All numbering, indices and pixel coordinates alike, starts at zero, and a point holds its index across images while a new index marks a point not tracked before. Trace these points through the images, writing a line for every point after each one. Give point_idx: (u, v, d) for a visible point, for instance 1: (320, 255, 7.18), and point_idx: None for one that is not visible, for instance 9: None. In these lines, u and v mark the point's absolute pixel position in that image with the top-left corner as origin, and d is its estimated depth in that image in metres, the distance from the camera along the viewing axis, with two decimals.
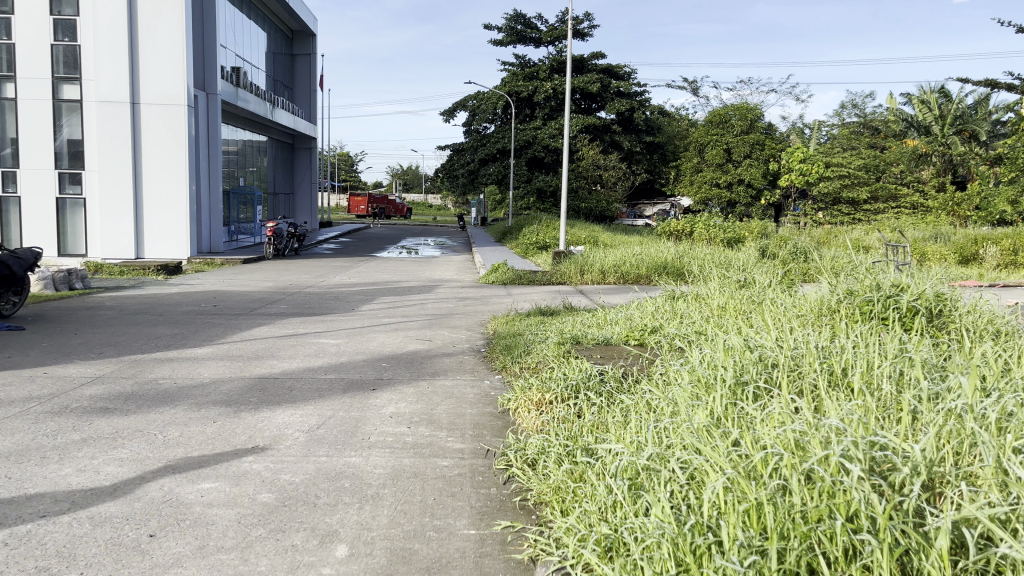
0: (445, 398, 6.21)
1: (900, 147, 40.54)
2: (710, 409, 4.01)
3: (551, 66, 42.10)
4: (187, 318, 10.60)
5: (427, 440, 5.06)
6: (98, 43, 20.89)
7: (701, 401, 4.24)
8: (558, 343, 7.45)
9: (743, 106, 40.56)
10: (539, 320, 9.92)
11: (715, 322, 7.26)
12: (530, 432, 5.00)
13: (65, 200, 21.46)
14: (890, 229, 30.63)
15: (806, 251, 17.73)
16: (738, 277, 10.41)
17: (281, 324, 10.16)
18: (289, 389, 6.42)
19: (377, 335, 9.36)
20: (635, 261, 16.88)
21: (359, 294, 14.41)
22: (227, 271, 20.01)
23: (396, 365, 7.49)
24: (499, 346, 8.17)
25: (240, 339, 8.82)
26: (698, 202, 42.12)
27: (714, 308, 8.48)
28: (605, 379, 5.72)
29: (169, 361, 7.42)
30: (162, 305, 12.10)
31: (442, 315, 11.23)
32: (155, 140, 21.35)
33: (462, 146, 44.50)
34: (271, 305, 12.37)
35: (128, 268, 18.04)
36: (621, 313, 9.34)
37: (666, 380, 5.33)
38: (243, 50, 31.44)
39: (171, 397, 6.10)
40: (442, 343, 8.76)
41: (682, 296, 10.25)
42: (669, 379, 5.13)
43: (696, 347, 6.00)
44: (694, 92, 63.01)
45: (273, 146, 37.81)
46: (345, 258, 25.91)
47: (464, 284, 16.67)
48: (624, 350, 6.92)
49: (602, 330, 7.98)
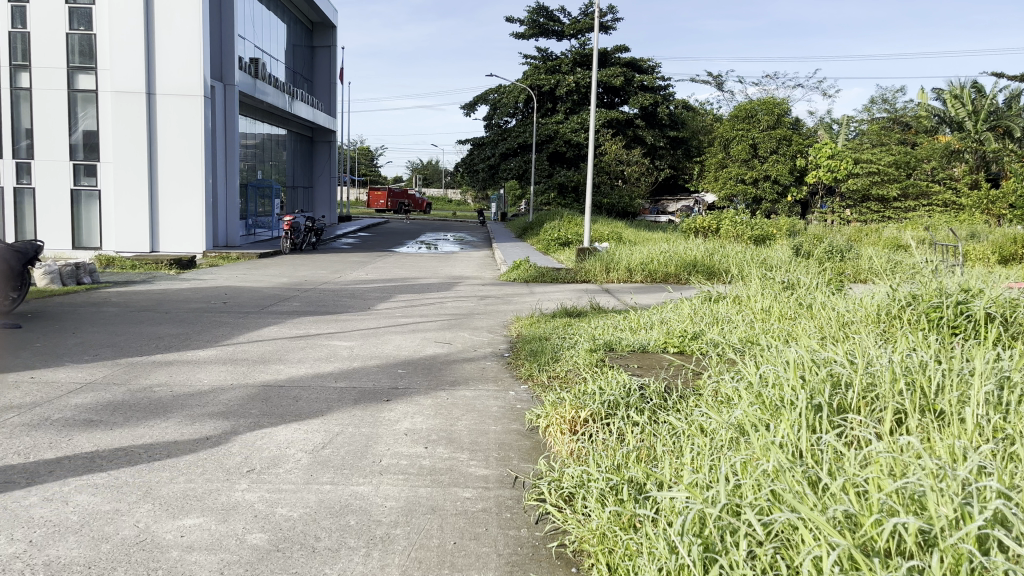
0: (466, 412, 5.58)
1: (931, 143, 39.34)
2: (787, 443, 3.38)
3: (574, 59, 41.32)
4: (195, 316, 10.10)
5: (445, 464, 4.44)
6: (114, 33, 20.45)
7: (769, 431, 3.59)
8: (590, 348, 6.82)
9: (770, 100, 39.49)
10: (566, 321, 9.29)
11: (766, 332, 6.57)
12: (563, 458, 4.37)
13: (80, 191, 21.09)
14: (924, 228, 29.62)
15: (842, 250, 16.93)
16: (782, 277, 9.71)
17: (292, 324, 9.58)
18: (294, 399, 5.84)
19: (394, 337, 8.76)
20: (663, 259, 16.18)
21: (375, 291, 13.82)
22: (242, 265, 19.56)
23: (412, 372, 6.88)
24: (525, 351, 7.55)
25: (246, 340, 8.26)
26: (722, 198, 41.05)
27: (759, 313, 7.84)
28: (646, 395, 5.08)
29: (167, 365, 6.88)
30: (170, 301, 11.61)
31: (463, 315, 10.64)
32: (171, 132, 20.90)
33: (483, 140, 43.90)
34: (283, 303, 11.82)
35: (141, 262, 17.61)
36: (655, 315, 8.68)
37: (718, 399, 4.70)
38: (263, 41, 31.01)
39: (162, 407, 5.54)
40: (463, 347, 8.14)
41: (721, 298, 9.57)
42: (723, 399, 4.52)
43: (748, 359, 5.37)
44: (718, 87, 61.96)
45: (292, 139, 37.43)
46: (363, 252, 25.43)
47: (484, 282, 16.09)
48: (663, 359, 6.30)
49: (638, 336, 7.34)
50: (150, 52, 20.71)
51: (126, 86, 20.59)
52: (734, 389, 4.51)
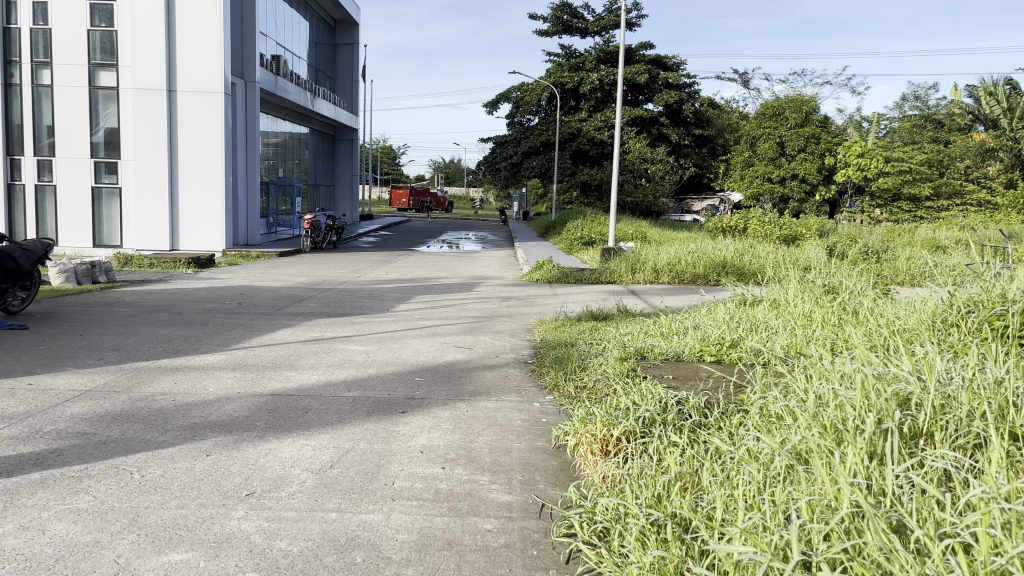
0: (487, 427, 5.15)
1: (965, 141, 38.26)
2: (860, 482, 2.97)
3: (598, 56, 40.77)
4: (208, 317, 9.76)
5: (464, 488, 4.03)
6: (135, 30, 20.27)
7: (836, 464, 3.18)
8: (621, 357, 6.37)
9: (798, 98, 38.65)
10: (593, 326, 8.85)
11: (812, 343, 6.13)
12: (594, 484, 3.95)
13: (102, 189, 20.95)
14: (959, 228, 28.77)
15: (878, 251, 16.30)
16: (821, 280, 9.23)
17: (307, 327, 9.21)
18: (304, 410, 5.45)
19: (412, 341, 8.36)
20: (691, 260, 15.66)
21: (394, 292, 13.44)
22: (261, 264, 19.29)
23: (431, 381, 6.47)
24: (550, 358, 7.11)
25: (257, 344, 7.89)
26: (749, 197, 40.26)
27: (799, 319, 7.40)
28: (685, 412, 4.67)
29: (173, 372, 6.52)
30: (184, 301, 11.29)
31: (485, 318, 10.21)
32: (192, 130, 20.72)
33: (505, 138, 43.49)
34: (299, 304, 11.46)
35: (159, 261, 17.37)
36: (687, 320, 8.22)
37: (767, 419, 4.28)
38: (285, 38, 30.80)
39: (163, 419, 5.16)
40: (484, 353, 7.72)
41: (756, 302, 9.11)
42: (776, 422, 4.10)
43: (796, 372, 4.95)
44: (744, 84, 61.09)
45: (314, 137, 37.24)
46: (383, 252, 25.10)
47: (506, 283, 15.65)
48: (701, 369, 5.88)
49: (672, 343, 6.88)
50: (172, 49, 20.52)
51: (147, 83, 20.41)
52: (786, 409, 4.11)
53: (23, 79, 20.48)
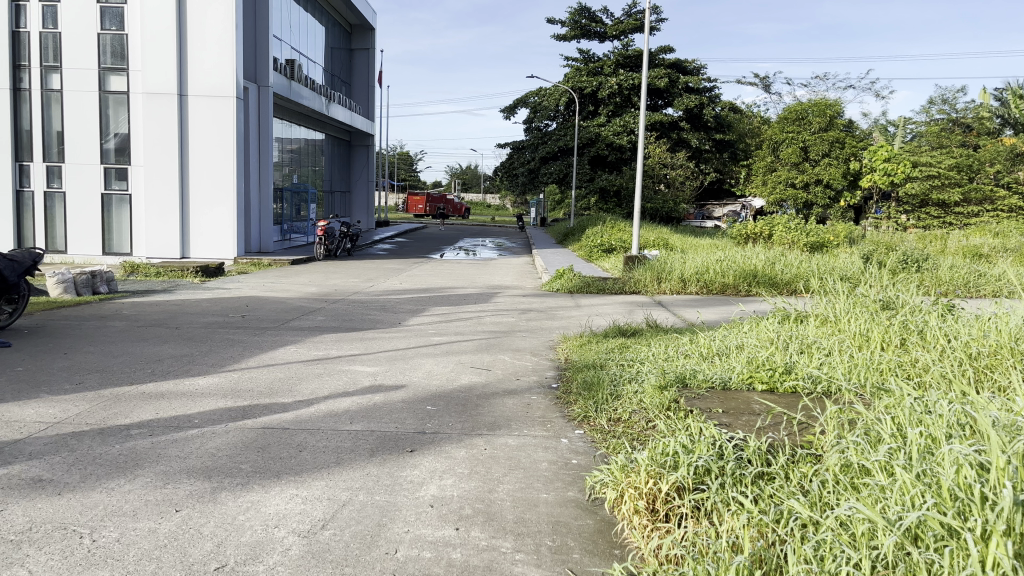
0: (508, 471, 4.42)
1: (996, 145, 36.94)
2: None
3: (617, 61, 39.93)
4: (207, 332, 9.09)
5: (482, 559, 3.30)
6: (146, 33, 19.80)
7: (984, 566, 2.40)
8: (662, 383, 5.62)
9: (822, 101, 37.35)
10: (620, 343, 8.10)
11: (884, 379, 5.38)
12: (645, 565, 3.23)
13: (112, 196, 20.45)
14: (993, 234, 27.69)
15: (918, 260, 15.41)
16: (873, 293, 8.47)
17: (311, 344, 8.52)
18: (298, 448, 4.74)
19: (425, 361, 7.62)
20: (720, 269, 14.85)
21: (408, 303, 12.71)
22: (272, 273, 18.69)
23: (445, 410, 5.73)
24: (577, 383, 6.37)
25: (254, 365, 7.20)
26: (772, 204, 39.15)
27: (857, 339, 6.68)
28: (744, 460, 3.96)
29: (158, 400, 5.83)
30: (184, 314, 10.64)
31: (503, 333, 9.48)
32: (202, 135, 20.16)
33: (522, 144, 42.73)
34: (306, 317, 10.77)
35: (165, 270, 16.76)
36: (729, 338, 7.47)
37: (856, 477, 3.51)
38: (299, 43, 30.26)
39: (134, 460, 4.45)
40: (503, 376, 6.97)
41: (801, 318, 8.35)
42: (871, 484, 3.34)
43: (877, 411, 4.20)
44: (766, 89, 60.10)
45: (330, 143, 36.71)
46: (399, 259, 24.46)
47: (525, 293, 14.91)
48: (754, 402, 5.16)
49: (716, 367, 6.12)
50: (183, 52, 20.01)
51: (158, 87, 19.91)
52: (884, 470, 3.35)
53: (32, 83, 20.03)
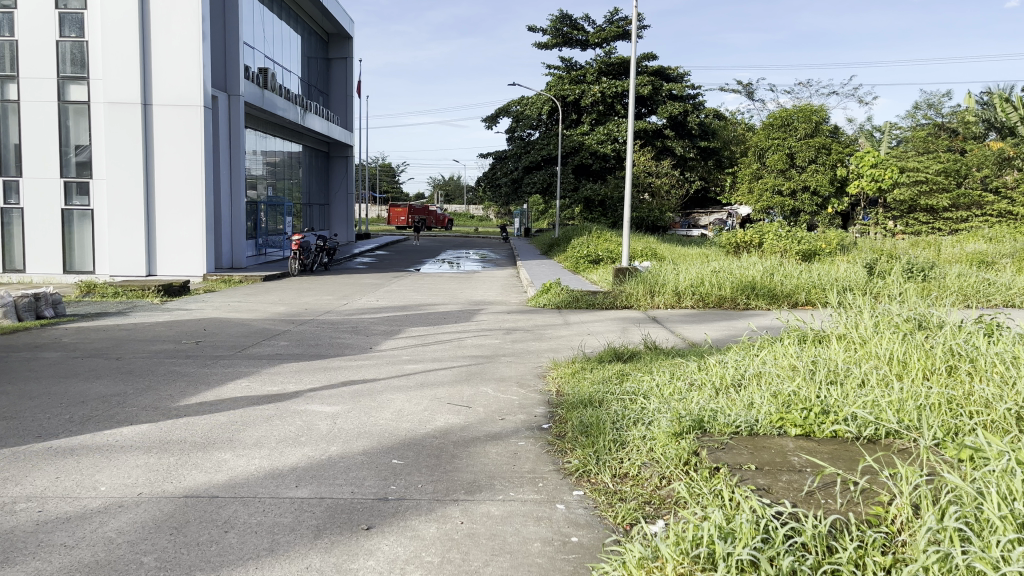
0: (491, 559, 3.43)
1: (982, 149, 36.37)
2: None
3: (599, 68, 39.08)
4: (150, 364, 8.01)
5: None
6: (106, 39, 18.69)
7: None
8: (675, 426, 4.64)
9: (807, 107, 36.47)
10: (618, 372, 7.11)
11: (947, 429, 4.44)
12: None
13: (73, 211, 19.18)
14: (986, 240, 26.93)
15: (923, 269, 14.57)
16: (900, 308, 7.54)
17: (266, 377, 7.45)
18: (224, 528, 3.73)
19: (396, 397, 6.59)
20: (716, 281, 13.94)
21: (382, 324, 11.66)
22: (241, 290, 17.60)
23: (414, 465, 4.72)
24: (574, 426, 5.37)
25: (196, 406, 6.16)
26: (758, 212, 38.10)
27: (894, 366, 5.77)
28: (803, 550, 3.00)
29: (64, 458, 4.77)
30: (131, 342, 9.55)
31: (487, 359, 8.47)
32: (168, 146, 19.09)
33: (504, 153, 41.80)
34: (267, 343, 9.69)
35: (125, 289, 15.66)
36: (743, 367, 6.47)
37: None
38: (273, 50, 29.20)
39: (5, 555, 3.43)
40: (485, 415, 5.97)
41: (820, 338, 7.40)
42: None
43: (971, 480, 3.28)
44: (749, 96, 59.64)
45: (307, 154, 35.57)
46: (378, 274, 23.45)
47: (510, 310, 13.91)
48: (792, 454, 4.22)
49: (737, 406, 5.17)
50: (147, 61, 18.94)
51: (120, 97, 18.79)
52: None
53: None
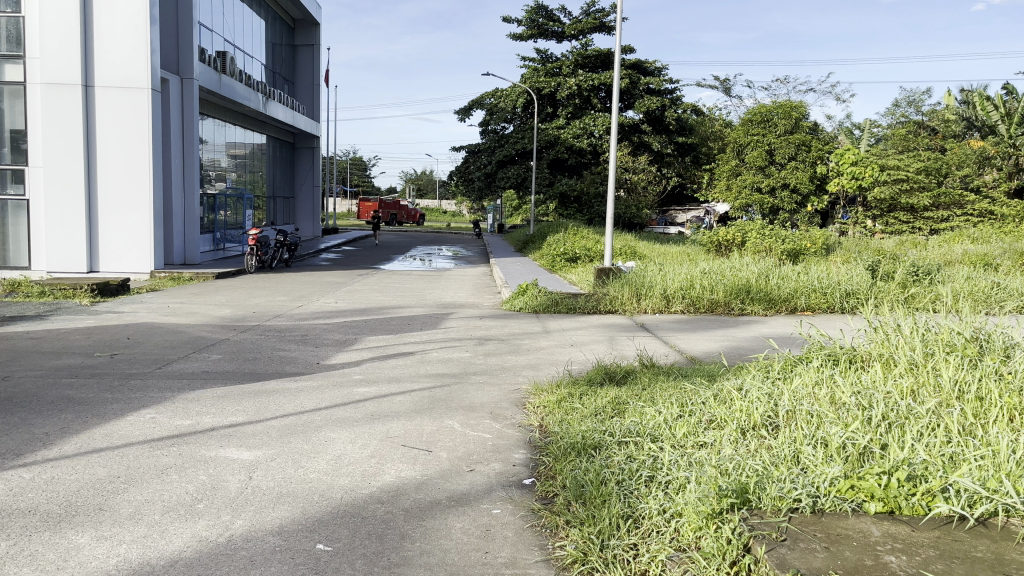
0: None
1: (963, 147, 35.56)
2: None
3: (575, 60, 37.61)
4: (41, 387, 6.52)
5: None
6: (43, 15, 16.97)
7: None
8: (710, 499, 3.33)
9: (787, 102, 35.08)
10: (613, 401, 5.77)
11: None
12: None
13: (7, 201, 17.50)
14: (972, 240, 25.95)
15: (928, 271, 13.48)
16: (950, 322, 6.25)
17: (180, 405, 6.04)
18: None
19: (337, 435, 5.20)
20: (707, 283, 12.73)
21: (336, 331, 10.24)
22: (189, 290, 16.08)
23: (346, 555, 3.37)
24: (566, 486, 4.04)
25: (73, 452, 4.72)
26: (737, 210, 36.73)
27: (969, 402, 4.57)
28: None
29: None
30: (32, 355, 8.03)
31: (455, 380, 7.11)
32: (113, 131, 17.41)
33: (478, 146, 40.18)
34: (196, 356, 8.22)
35: (53, 289, 14.07)
36: (770, 398, 5.14)
37: None
38: (235, 34, 27.54)
39: None
40: (450, 465, 4.63)
41: (853, 359, 6.13)
42: None
43: None
44: (726, 92, 58.72)
45: (271, 144, 33.89)
46: (342, 271, 21.98)
47: (483, 315, 12.58)
48: (883, 548, 2.95)
49: (785, 463, 3.88)
50: (89, 37, 17.24)
51: (59, 78, 17.05)
52: None
53: None
